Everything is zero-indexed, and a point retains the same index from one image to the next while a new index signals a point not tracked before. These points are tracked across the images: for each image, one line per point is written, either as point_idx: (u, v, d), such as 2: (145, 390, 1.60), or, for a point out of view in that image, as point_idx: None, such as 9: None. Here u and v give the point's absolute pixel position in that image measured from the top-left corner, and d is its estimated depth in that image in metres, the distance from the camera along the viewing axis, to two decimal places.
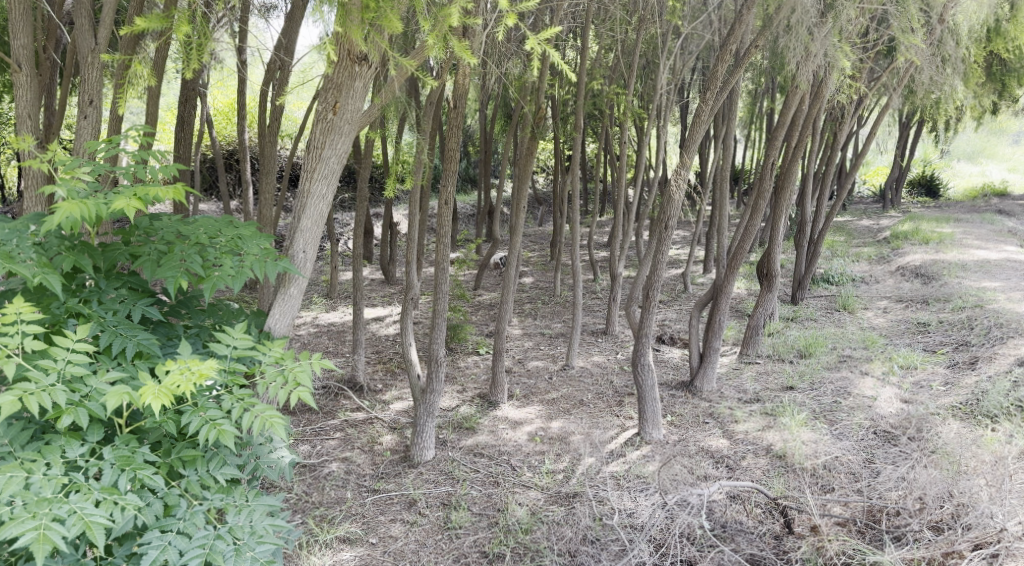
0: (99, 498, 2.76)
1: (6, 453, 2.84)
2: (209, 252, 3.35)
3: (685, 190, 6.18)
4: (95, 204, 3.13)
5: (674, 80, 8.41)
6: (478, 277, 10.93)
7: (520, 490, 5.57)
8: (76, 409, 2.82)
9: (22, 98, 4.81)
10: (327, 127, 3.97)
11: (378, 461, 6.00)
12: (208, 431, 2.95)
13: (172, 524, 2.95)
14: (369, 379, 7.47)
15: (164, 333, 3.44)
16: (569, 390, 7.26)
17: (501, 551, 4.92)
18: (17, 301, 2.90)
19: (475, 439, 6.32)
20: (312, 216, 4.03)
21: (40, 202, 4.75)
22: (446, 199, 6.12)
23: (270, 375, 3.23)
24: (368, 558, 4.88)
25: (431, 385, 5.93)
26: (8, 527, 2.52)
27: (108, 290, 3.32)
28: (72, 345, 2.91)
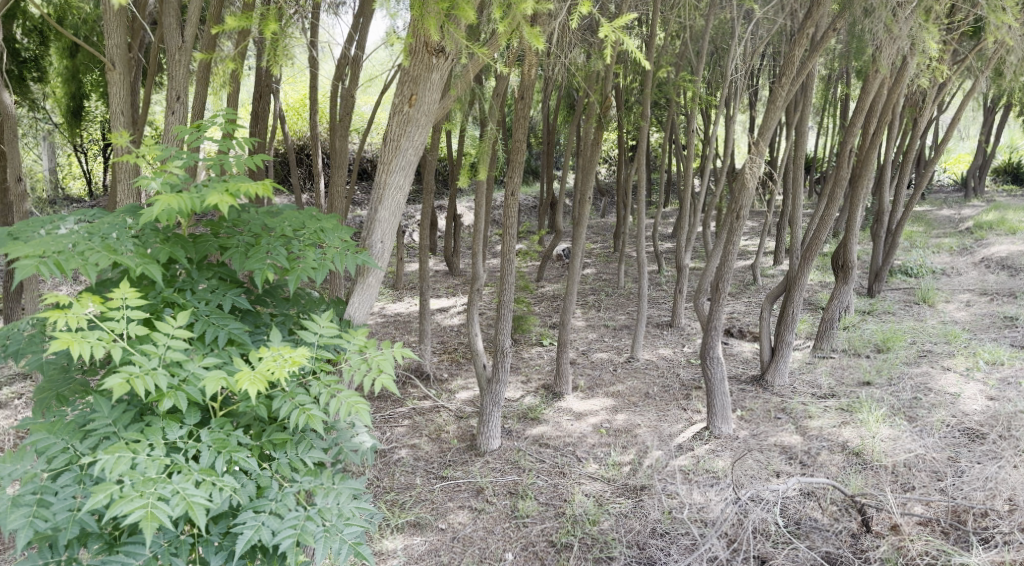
0: (199, 479, 2.87)
1: (111, 434, 2.98)
2: (294, 244, 3.44)
3: (760, 178, 6.02)
4: (190, 198, 3.23)
5: (745, 65, 8.20)
6: (542, 268, 10.92)
7: (586, 481, 5.57)
8: (175, 393, 2.94)
9: (115, 95, 4.99)
10: (404, 119, 4.01)
11: (445, 449, 6.08)
12: (297, 416, 3.05)
13: (264, 505, 3.03)
14: (435, 368, 7.56)
15: (251, 321, 3.54)
16: (634, 383, 7.21)
17: (569, 541, 4.95)
18: (122, 287, 3.04)
19: (541, 429, 6.34)
20: (389, 207, 4.07)
21: (131, 195, 4.89)
22: (513, 190, 6.14)
23: (355, 363, 3.31)
24: (438, 543, 4.98)
25: (497, 374, 5.98)
26: (119, 505, 2.65)
27: (200, 280, 3.43)
28: (172, 332, 3.02)
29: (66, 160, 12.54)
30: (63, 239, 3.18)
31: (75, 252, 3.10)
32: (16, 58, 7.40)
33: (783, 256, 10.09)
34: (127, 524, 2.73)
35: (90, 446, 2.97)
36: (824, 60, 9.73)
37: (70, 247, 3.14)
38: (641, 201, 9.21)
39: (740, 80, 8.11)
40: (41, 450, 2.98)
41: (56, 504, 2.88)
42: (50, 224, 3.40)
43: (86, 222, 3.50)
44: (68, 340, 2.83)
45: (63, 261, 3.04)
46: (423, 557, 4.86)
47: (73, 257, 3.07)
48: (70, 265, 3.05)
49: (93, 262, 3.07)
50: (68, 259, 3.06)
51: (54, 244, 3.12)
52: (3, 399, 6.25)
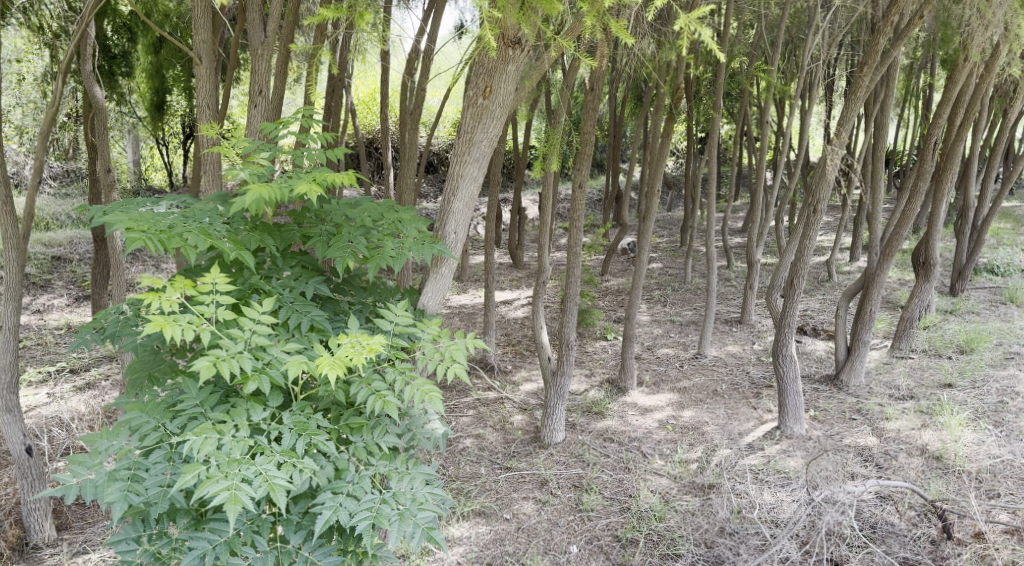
0: (280, 461, 2.95)
1: (199, 415, 3.09)
2: (372, 234, 3.51)
3: (839, 169, 5.83)
4: (279, 187, 3.33)
5: (822, 56, 7.96)
6: (607, 262, 10.85)
7: (652, 477, 5.54)
8: (260, 376, 3.04)
9: (202, 87, 5.10)
10: (479, 112, 4.03)
11: (510, 440, 6.11)
12: (374, 402, 3.11)
13: (342, 487, 3.10)
14: (499, 360, 7.59)
15: (331, 308, 3.62)
16: (701, 380, 7.11)
17: (634, 537, 4.94)
18: (212, 272, 3.16)
19: (605, 423, 6.31)
20: (463, 199, 4.10)
21: (216, 185, 5.00)
22: (581, 182, 6.11)
23: (429, 351, 3.35)
24: (503, 533, 5.02)
25: (562, 367, 5.97)
26: (205, 485, 2.76)
27: (284, 268, 3.52)
28: (256, 317, 3.12)
29: (149, 153, 12.99)
30: (158, 222, 3.30)
31: (171, 234, 3.23)
32: (106, 53, 7.52)
33: (860, 252, 9.80)
34: (213, 503, 2.85)
35: (180, 425, 3.09)
36: (907, 50, 9.39)
37: (166, 229, 3.27)
38: (711, 194, 9.05)
39: (817, 71, 7.86)
40: (135, 428, 3.12)
41: (148, 479, 3.01)
42: (146, 206, 3.54)
43: (179, 207, 3.62)
44: (160, 323, 2.95)
45: (158, 241, 3.17)
46: (488, 546, 4.92)
47: (173, 237, 3.21)
48: (170, 244, 3.19)
49: (187, 245, 3.19)
50: (170, 239, 3.19)
51: (149, 227, 3.25)
52: (90, 380, 6.55)
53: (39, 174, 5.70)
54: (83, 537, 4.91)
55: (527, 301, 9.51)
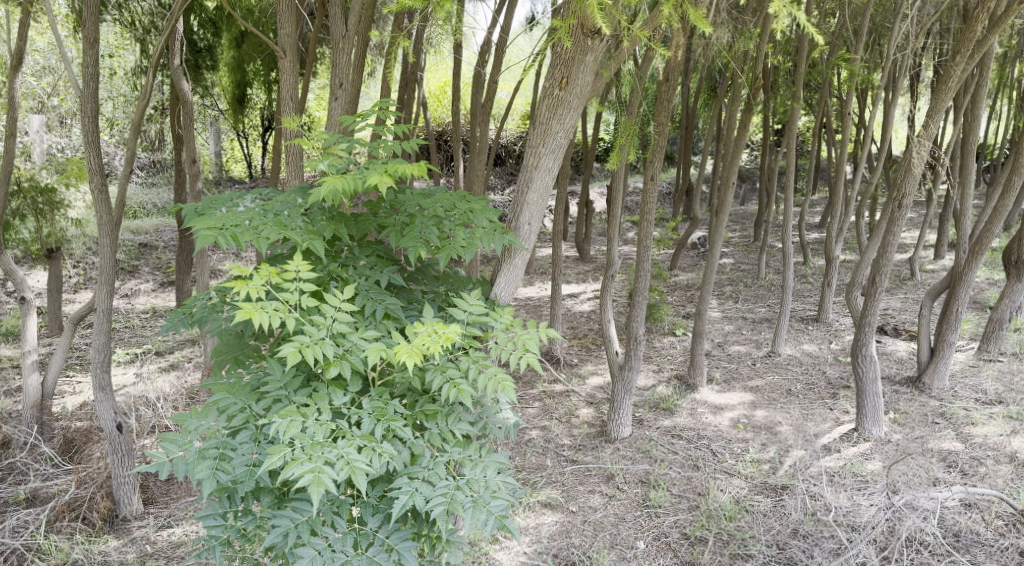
0: (360, 444, 3.01)
1: (283, 397, 3.18)
2: (444, 224, 3.54)
3: (927, 163, 5.59)
4: (353, 179, 3.39)
5: (907, 45, 7.66)
6: (676, 256, 10.70)
7: (723, 477, 5.45)
8: (341, 362, 3.12)
9: (285, 81, 5.20)
10: (555, 102, 4.01)
11: (575, 433, 6.09)
12: (448, 391, 3.16)
13: (418, 472, 3.14)
14: (565, 353, 7.57)
15: (405, 297, 3.66)
16: (774, 378, 6.96)
17: (704, 535, 4.90)
18: (295, 261, 3.24)
19: (674, 420, 6.23)
20: (538, 189, 4.08)
21: (298, 176, 5.02)
22: (653, 175, 6.03)
23: (502, 340, 3.37)
24: (569, 525, 5.03)
25: (629, 361, 5.94)
26: (291, 467, 2.84)
27: (361, 257, 3.59)
28: (338, 304, 3.19)
29: (229, 145, 13.41)
30: (241, 215, 3.39)
31: (255, 227, 3.31)
32: (192, 48, 7.78)
33: (945, 250, 9.44)
34: (298, 484, 2.92)
35: (265, 407, 3.19)
36: (1002, 38, 8.95)
37: (248, 222, 3.36)
38: (788, 188, 8.82)
39: (903, 61, 7.55)
40: (222, 409, 3.22)
41: (235, 459, 3.11)
42: (230, 198, 3.64)
43: (262, 199, 3.71)
44: (249, 309, 3.04)
45: (239, 234, 3.26)
46: (554, 537, 4.93)
47: (249, 231, 3.29)
48: (245, 238, 3.26)
49: (265, 236, 3.27)
50: (245, 233, 3.27)
51: (232, 220, 3.34)
52: (174, 361, 6.80)
53: (131, 165, 5.91)
54: (167, 511, 5.11)
55: (593, 295, 9.44)
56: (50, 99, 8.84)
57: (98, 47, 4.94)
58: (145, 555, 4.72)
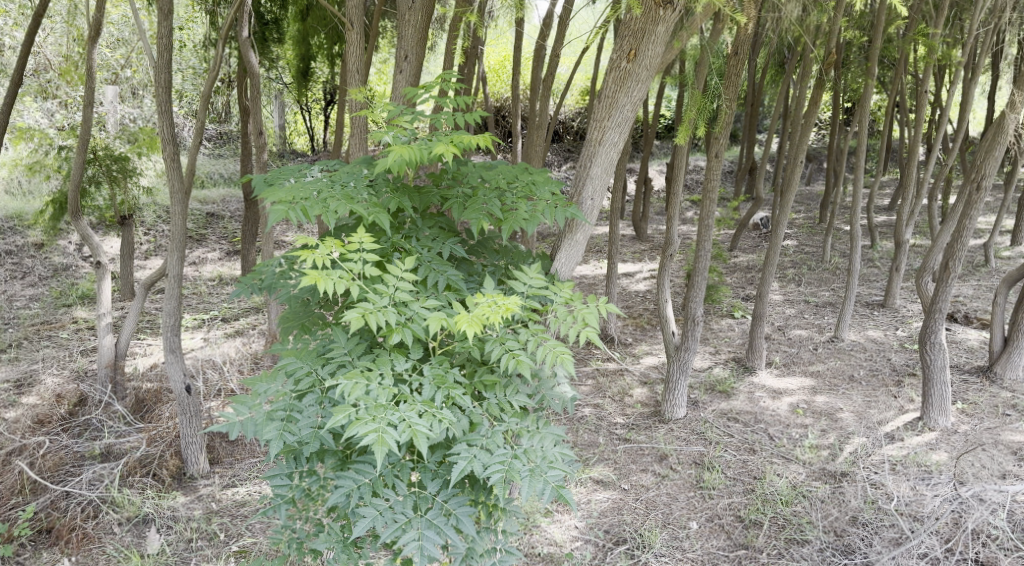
0: (421, 410, 3.05)
1: (347, 362, 3.25)
2: (507, 197, 3.53)
3: (1010, 143, 5.34)
4: (419, 149, 3.40)
5: (990, 20, 7.30)
6: (737, 237, 10.52)
7: (780, 461, 5.38)
8: (403, 329, 3.16)
9: (352, 53, 5.21)
10: (622, 75, 3.95)
11: (628, 412, 6.07)
12: (507, 361, 3.17)
13: (476, 439, 3.17)
14: (620, 332, 7.52)
15: (466, 269, 3.67)
16: (836, 364, 6.81)
17: (758, 518, 4.86)
18: (360, 232, 3.28)
19: (731, 404, 6.15)
20: (602, 164, 4.02)
21: (362, 149, 5.06)
22: (717, 152, 5.91)
23: (561, 314, 3.36)
24: (621, 502, 5.03)
25: (686, 342, 5.88)
26: (355, 426, 2.90)
27: (423, 228, 3.61)
28: (400, 274, 3.23)
29: (293, 118, 13.61)
30: (310, 186, 3.44)
31: (321, 198, 3.35)
32: (260, 20, 7.90)
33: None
34: (362, 444, 2.98)
35: (330, 371, 3.26)
36: None
37: (317, 193, 3.40)
38: (858, 169, 8.55)
39: (986, 37, 7.21)
40: (290, 372, 3.30)
41: (302, 420, 3.19)
42: (299, 170, 3.68)
43: (329, 170, 3.75)
44: (315, 276, 3.10)
45: (309, 205, 3.31)
46: (605, 513, 4.95)
47: (318, 203, 3.33)
48: (314, 210, 3.31)
49: (333, 208, 3.31)
50: (314, 204, 3.32)
51: (302, 191, 3.39)
52: (238, 328, 6.98)
53: (199, 136, 6.04)
54: (232, 471, 5.31)
55: (649, 274, 9.36)
56: (123, 71, 9.11)
57: (173, 18, 5.02)
58: (212, 512, 4.93)
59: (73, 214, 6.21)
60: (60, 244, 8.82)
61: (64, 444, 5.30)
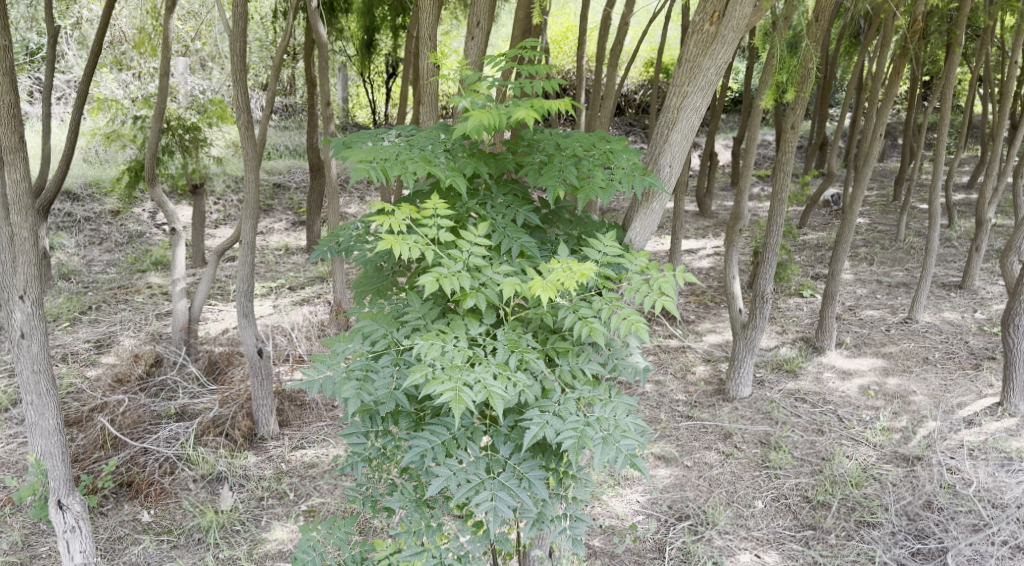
0: (496, 372, 3.05)
1: (422, 326, 3.26)
2: (583, 164, 3.48)
3: None
4: (497, 113, 3.36)
5: None
6: (806, 214, 10.24)
7: (849, 443, 5.24)
8: (477, 294, 3.15)
9: (423, 21, 5.17)
10: (706, 38, 3.84)
11: (691, 390, 5.98)
12: (581, 328, 3.13)
13: (549, 405, 3.15)
14: (683, 309, 7.40)
15: (539, 237, 3.64)
16: (910, 345, 6.59)
17: (826, 500, 4.76)
18: (436, 197, 3.27)
19: (798, 384, 6.01)
20: (683, 129, 3.92)
21: (432, 118, 5.02)
22: (794, 123, 5.72)
23: (636, 282, 3.30)
24: (684, 479, 4.98)
25: (754, 320, 5.77)
26: (432, 385, 2.90)
27: (497, 194, 3.58)
28: (475, 238, 3.21)
29: (356, 91, 13.69)
30: (388, 148, 3.44)
31: (399, 161, 3.35)
32: None
33: None
34: (437, 403, 2.99)
35: (406, 334, 3.28)
36: None
37: (395, 156, 3.39)
38: (938, 144, 8.21)
39: None
40: (366, 334, 3.33)
41: (378, 380, 3.22)
42: (376, 134, 3.68)
43: (406, 135, 3.74)
44: (392, 239, 3.10)
45: (389, 167, 3.31)
46: (668, 490, 4.90)
47: (397, 165, 3.33)
48: (394, 171, 3.31)
49: (412, 170, 3.31)
50: (394, 166, 3.32)
51: (381, 153, 3.39)
52: (305, 296, 7.10)
53: (270, 106, 6.10)
54: (301, 434, 5.45)
55: (714, 251, 9.18)
56: (195, 43, 9.29)
57: None
58: (281, 472, 5.06)
59: (149, 181, 6.37)
60: (134, 212, 9.08)
61: (143, 402, 5.46)
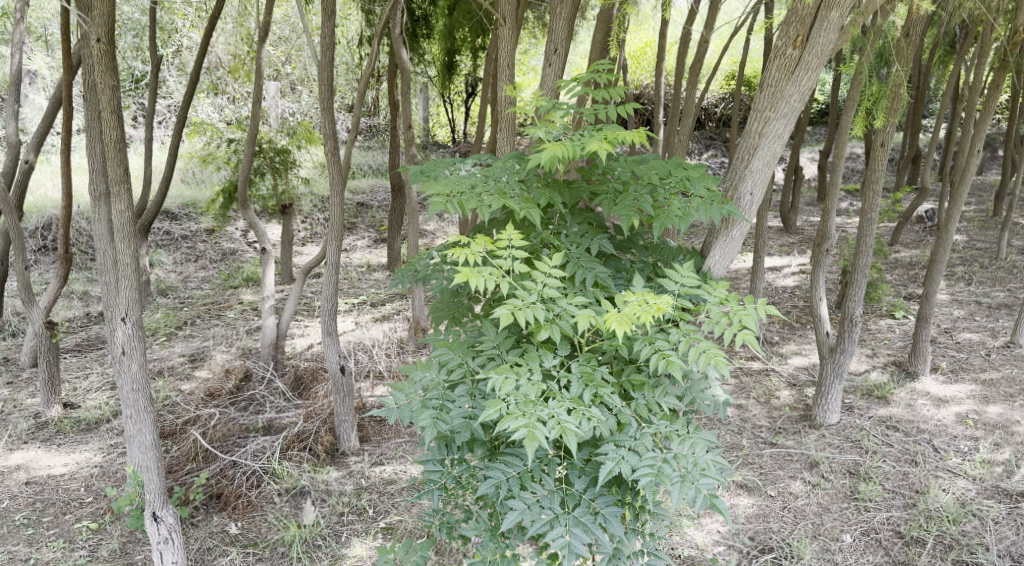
0: (570, 407, 3.04)
1: (496, 356, 3.29)
2: (660, 193, 3.45)
3: None
4: (572, 145, 3.36)
5: None
6: (898, 230, 9.83)
7: (945, 476, 5.01)
8: (551, 326, 3.15)
9: (502, 49, 5.22)
10: (789, 63, 3.76)
11: (775, 415, 5.80)
12: (657, 361, 3.09)
13: (624, 440, 3.12)
14: (766, 330, 7.20)
15: (614, 265, 3.61)
16: (1012, 372, 6.23)
17: (921, 536, 4.56)
18: (510, 229, 3.29)
19: (889, 410, 5.76)
20: (764, 156, 3.84)
21: (509, 143, 5.04)
22: (883, 141, 5.50)
23: (716, 314, 3.24)
24: (767, 509, 4.82)
25: (842, 344, 5.57)
26: (506, 421, 2.92)
27: (572, 224, 3.58)
28: (549, 270, 3.22)
29: (435, 111, 13.90)
30: (465, 179, 3.48)
31: (475, 194, 3.39)
32: (411, 17, 8.12)
33: None
34: (511, 438, 3.00)
35: (480, 364, 3.31)
36: None
37: (473, 187, 3.43)
38: None
39: None
40: (442, 363, 3.38)
41: (454, 411, 3.26)
42: (453, 163, 3.73)
43: (482, 164, 3.78)
44: (467, 273, 3.13)
45: (467, 199, 3.34)
46: (751, 519, 4.75)
47: (476, 196, 3.36)
48: (471, 204, 3.34)
49: (490, 203, 3.33)
50: (472, 198, 3.35)
51: (459, 185, 3.43)
52: (385, 313, 7.24)
53: (354, 129, 6.26)
54: (380, 450, 5.54)
55: (799, 269, 8.92)
56: (285, 68, 9.64)
57: (334, 18, 5.22)
58: (361, 488, 5.16)
59: (240, 202, 6.61)
60: (228, 231, 9.49)
61: (232, 416, 5.64)
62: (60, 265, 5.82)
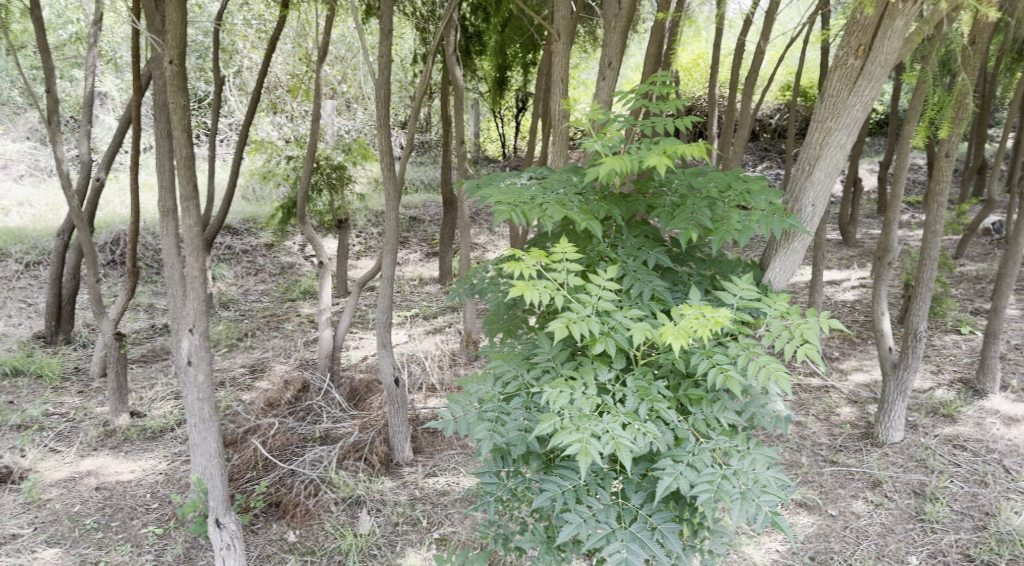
0: (625, 421, 3.03)
1: (552, 368, 3.29)
2: (718, 206, 3.42)
3: None
4: (629, 159, 3.36)
5: None
6: (964, 243, 9.54)
7: (1017, 497, 4.85)
8: (606, 339, 3.14)
9: (557, 63, 5.25)
10: (851, 73, 3.71)
11: (836, 432, 5.67)
12: (715, 376, 3.06)
13: (682, 455, 3.10)
14: (825, 346, 7.05)
15: (671, 278, 3.59)
16: None
17: (992, 559, 4.44)
18: (565, 242, 3.30)
19: (956, 429, 5.58)
20: (826, 167, 3.78)
21: (563, 157, 5.06)
22: (948, 151, 5.36)
23: (776, 328, 3.19)
24: (828, 529, 4.71)
25: (906, 359, 5.42)
26: (561, 434, 2.92)
27: (629, 237, 3.57)
28: (604, 283, 3.22)
29: (487, 126, 14.01)
30: (522, 192, 3.50)
31: (534, 206, 3.40)
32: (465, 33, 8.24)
33: None
34: (566, 452, 3.00)
35: (536, 376, 3.32)
36: None
37: (529, 201, 3.45)
38: None
39: None
40: (498, 375, 3.40)
41: (509, 423, 3.27)
42: (510, 176, 3.75)
43: (538, 177, 3.81)
44: (522, 286, 3.14)
45: (523, 213, 3.36)
46: (811, 538, 4.65)
47: (533, 210, 3.37)
48: (526, 217, 3.36)
49: (545, 216, 3.35)
50: (528, 212, 3.37)
51: (515, 197, 3.45)
52: (438, 326, 7.31)
53: (409, 145, 6.35)
54: (434, 461, 5.59)
55: (859, 283, 8.73)
56: (341, 86, 9.84)
57: (391, 35, 5.31)
58: (416, 499, 5.20)
59: (299, 217, 6.76)
60: (286, 245, 9.70)
61: (291, 426, 5.74)
62: (129, 278, 6.02)
